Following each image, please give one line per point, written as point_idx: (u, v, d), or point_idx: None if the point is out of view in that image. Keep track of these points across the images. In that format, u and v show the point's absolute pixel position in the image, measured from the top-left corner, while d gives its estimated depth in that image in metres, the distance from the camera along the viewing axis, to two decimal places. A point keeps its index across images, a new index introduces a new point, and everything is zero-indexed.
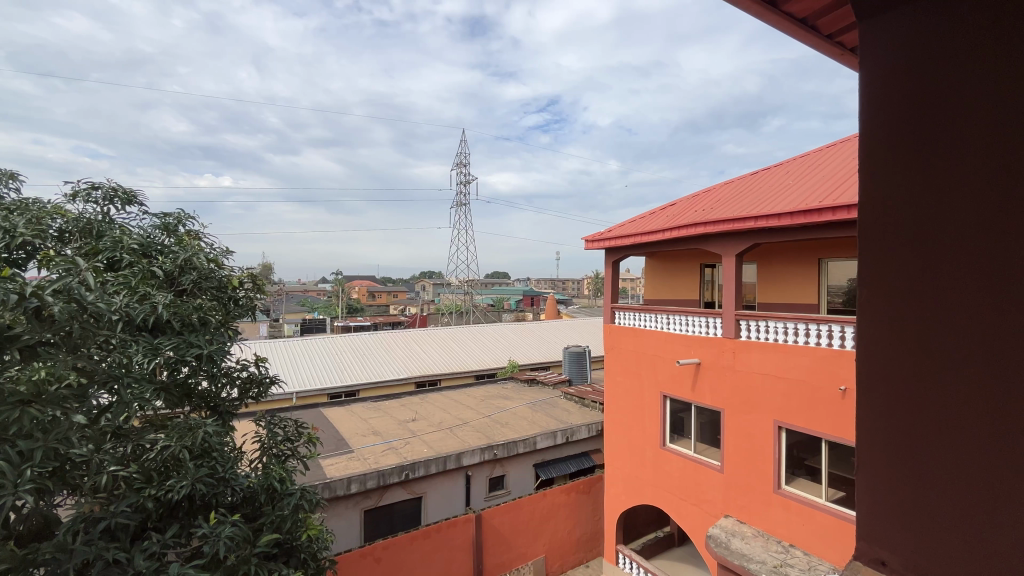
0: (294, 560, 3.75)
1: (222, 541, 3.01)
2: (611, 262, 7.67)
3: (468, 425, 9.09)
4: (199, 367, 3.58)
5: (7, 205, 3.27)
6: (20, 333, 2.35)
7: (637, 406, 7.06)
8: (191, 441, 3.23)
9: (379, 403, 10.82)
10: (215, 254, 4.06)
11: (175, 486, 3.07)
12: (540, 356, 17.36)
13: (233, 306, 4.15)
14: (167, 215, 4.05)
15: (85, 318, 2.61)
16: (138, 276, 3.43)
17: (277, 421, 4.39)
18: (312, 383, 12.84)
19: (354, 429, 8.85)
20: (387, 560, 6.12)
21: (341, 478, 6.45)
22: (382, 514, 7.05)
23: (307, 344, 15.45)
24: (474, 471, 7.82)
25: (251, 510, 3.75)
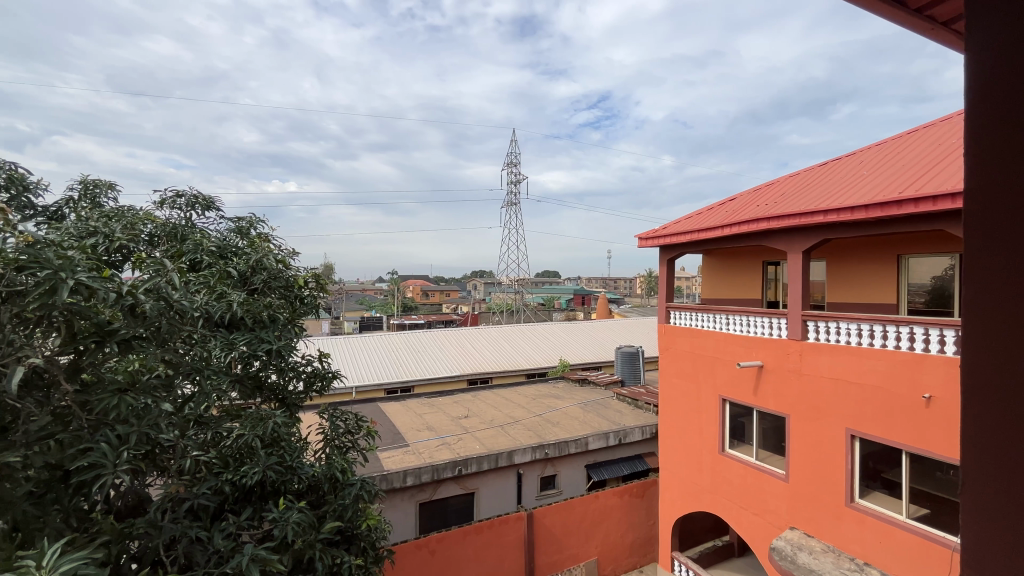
0: (355, 548, 3.93)
1: (290, 526, 3.18)
2: (666, 261, 7.44)
3: (519, 423, 9.13)
4: (269, 362, 3.82)
5: (108, 213, 3.65)
6: (119, 328, 2.54)
7: (694, 409, 6.81)
8: (262, 430, 3.47)
9: (432, 399, 11.10)
10: (282, 255, 4.31)
11: (248, 472, 3.29)
12: (592, 355, 17.14)
13: (299, 305, 4.39)
14: (241, 219, 4.36)
15: (172, 314, 2.83)
16: (215, 276, 3.71)
17: (339, 414, 4.58)
18: (371, 378, 13.40)
19: (410, 423, 9.14)
20: (441, 553, 6.26)
21: (397, 471, 6.67)
22: (436, 508, 7.22)
23: (366, 340, 16.13)
24: (526, 470, 7.84)
25: (315, 498, 3.96)
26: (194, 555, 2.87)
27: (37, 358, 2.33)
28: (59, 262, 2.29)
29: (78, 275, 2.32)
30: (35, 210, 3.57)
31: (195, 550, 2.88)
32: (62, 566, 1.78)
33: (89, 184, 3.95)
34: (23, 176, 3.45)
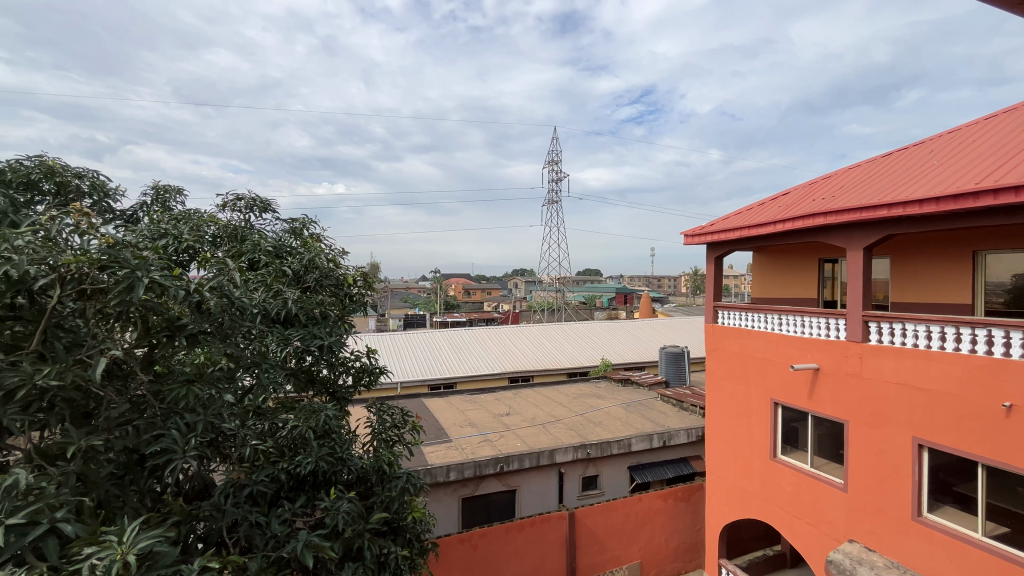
0: (401, 538, 4.05)
1: (340, 515, 3.30)
2: (714, 259, 7.19)
3: (560, 422, 9.09)
4: (321, 357, 3.99)
5: (177, 216, 3.92)
6: (187, 323, 2.73)
7: (743, 412, 6.56)
8: (315, 422, 3.62)
9: (474, 396, 11.24)
10: (333, 255, 4.48)
11: (302, 461, 3.43)
12: (635, 355, 16.81)
13: (348, 302, 4.55)
14: (294, 220, 4.56)
15: (233, 311, 2.99)
16: (272, 275, 3.90)
17: (386, 408, 4.70)
18: (415, 374, 13.72)
19: (452, 420, 9.29)
20: (483, 547, 6.34)
21: (440, 465, 6.80)
22: (478, 503, 7.32)
23: (410, 337, 16.51)
24: (568, 469, 7.80)
25: (363, 489, 4.08)
26: (254, 538, 3.03)
27: (117, 350, 2.53)
28: (135, 262, 2.47)
29: (152, 274, 2.49)
30: (113, 214, 3.88)
31: (255, 533, 3.05)
32: (140, 543, 1.92)
33: (159, 190, 4.25)
34: (103, 182, 3.76)
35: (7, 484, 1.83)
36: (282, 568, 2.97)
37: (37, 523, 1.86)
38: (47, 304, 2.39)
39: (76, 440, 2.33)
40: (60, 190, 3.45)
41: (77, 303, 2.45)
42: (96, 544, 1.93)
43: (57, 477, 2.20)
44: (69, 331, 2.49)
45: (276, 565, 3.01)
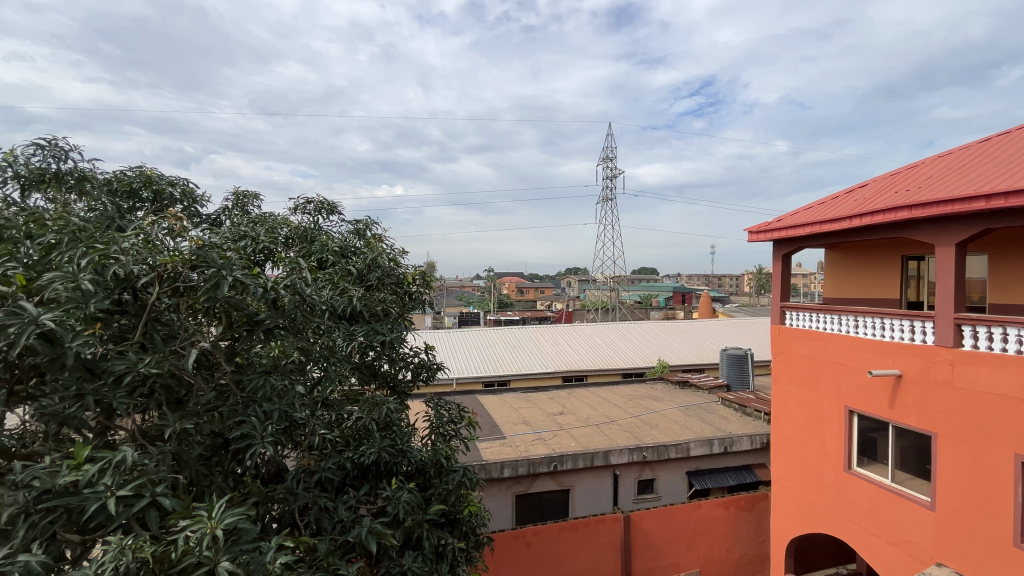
0: (458, 531, 4.15)
1: (401, 504, 3.43)
2: (781, 257, 6.81)
3: (615, 423, 8.95)
4: (382, 352, 4.16)
5: (255, 219, 4.23)
6: (265, 318, 2.95)
7: (814, 420, 6.15)
8: (378, 414, 3.78)
9: (528, 394, 11.31)
10: (394, 254, 4.65)
11: (366, 451, 3.60)
12: (694, 357, 16.22)
13: (407, 300, 4.72)
14: (358, 222, 4.78)
15: (304, 307, 3.18)
16: (339, 274, 4.11)
17: (443, 404, 4.82)
18: (470, 371, 14.00)
19: (507, 417, 9.38)
20: (537, 545, 6.36)
21: (495, 461, 6.90)
22: (532, 500, 7.35)
23: (465, 335, 16.84)
24: (623, 471, 7.66)
25: (422, 481, 4.21)
26: (323, 521, 3.22)
27: (206, 342, 2.78)
28: (221, 262, 2.69)
29: (235, 273, 2.70)
30: (200, 218, 4.23)
31: (324, 517, 3.23)
32: (225, 520, 2.09)
33: (239, 195, 4.59)
34: (192, 190, 4.09)
35: (117, 460, 2.05)
36: (349, 552, 3.12)
37: (141, 496, 2.07)
38: (147, 300, 2.65)
39: (171, 424, 2.58)
40: (155, 198, 3.81)
41: (172, 299, 2.70)
42: (189, 519, 2.12)
43: (156, 456, 2.44)
44: (165, 324, 2.75)
45: (343, 548, 3.18)
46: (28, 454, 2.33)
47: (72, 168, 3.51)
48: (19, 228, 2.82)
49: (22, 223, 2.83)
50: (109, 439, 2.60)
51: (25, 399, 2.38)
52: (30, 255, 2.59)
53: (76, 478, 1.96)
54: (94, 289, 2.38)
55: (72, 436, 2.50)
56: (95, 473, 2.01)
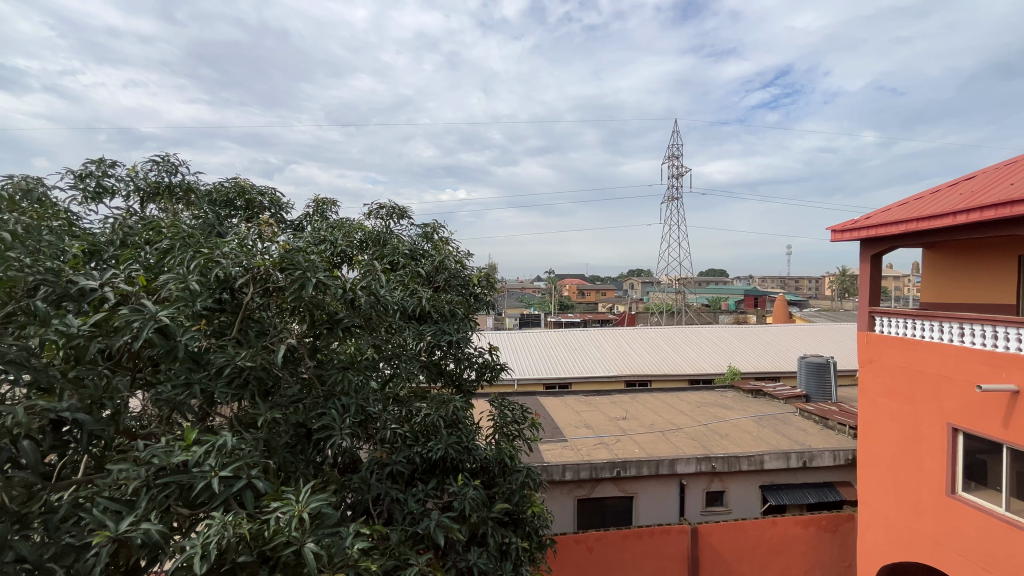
0: (521, 531, 4.20)
1: (467, 501, 3.50)
2: (870, 258, 6.27)
3: (681, 431, 8.63)
4: (448, 352, 4.30)
5: (334, 224, 4.52)
6: (343, 318, 3.14)
7: (910, 437, 5.58)
8: (445, 412, 3.89)
9: (589, 398, 11.18)
10: (460, 257, 4.78)
11: (434, 447, 3.73)
12: (767, 364, 15.27)
13: (473, 302, 4.85)
14: (426, 225, 4.96)
15: (378, 308, 3.34)
16: (409, 276, 4.29)
17: (507, 404, 4.88)
18: (531, 372, 14.07)
19: (568, 419, 9.34)
20: (599, 551, 6.27)
21: (557, 464, 6.88)
22: (594, 505, 7.25)
23: (526, 336, 16.95)
24: (690, 481, 7.36)
25: (487, 478, 4.28)
26: (395, 512, 3.37)
27: (292, 339, 3.01)
28: (306, 265, 2.90)
29: (318, 274, 2.91)
30: (285, 223, 4.58)
31: (395, 508, 3.38)
32: (311, 504, 2.25)
33: (318, 203, 4.92)
34: (279, 198, 4.43)
35: (219, 444, 2.27)
36: (418, 543, 3.24)
37: (238, 478, 2.27)
38: (242, 299, 2.91)
39: (263, 413, 2.81)
40: (248, 206, 4.17)
41: (263, 298, 2.95)
42: (279, 501, 2.30)
43: (251, 441, 2.67)
44: (258, 321, 3.01)
45: (413, 539, 3.30)
46: (146, 435, 2.63)
47: (180, 181, 3.94)
48: (139, 236, 3.21)
49: (143, 232, 3.22)
50: (211, 424, 2.88)
51: (144, 386, 2.69)
52: (149, 259, 2.93)
53: (185, 459, 2.19)
54: (199, 289, 2.65)
55: (180, 421, 2.79)
56: (202, 455, 2.24)
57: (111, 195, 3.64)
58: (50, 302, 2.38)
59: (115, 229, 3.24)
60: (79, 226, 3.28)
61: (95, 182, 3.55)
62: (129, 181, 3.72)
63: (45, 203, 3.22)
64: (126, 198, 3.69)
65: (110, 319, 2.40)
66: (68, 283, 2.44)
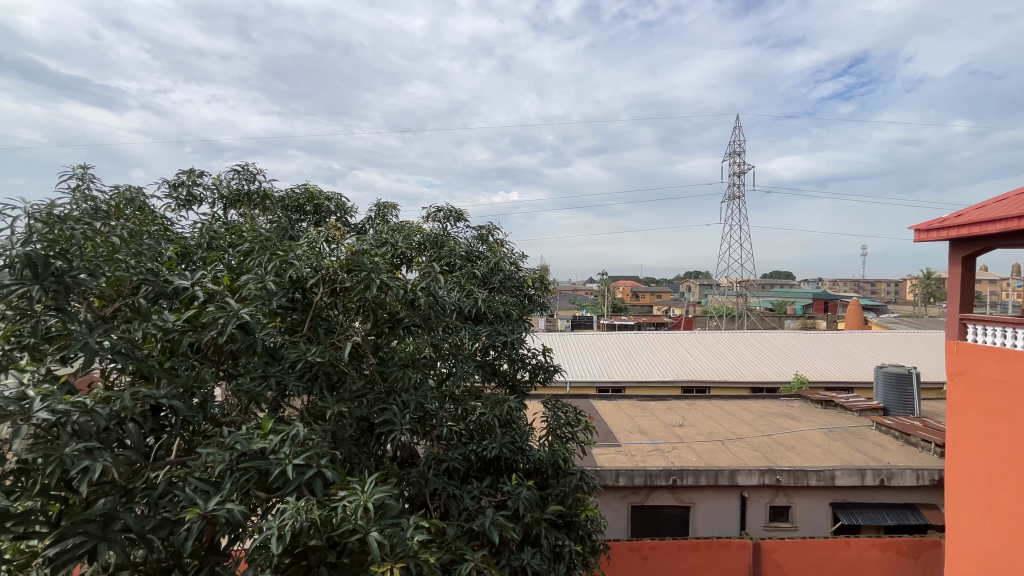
0: (575, 534, 4.18)
1: (521, 500, 3.53)
2: (961, 259, 5.72)
3: (742, 441, 8.24)
4: (503, 352, 4.35)
5: (395, 227, 4.70)
6: (403, 317, 3.25)
7: (1008, 459, 5.02)
8: (499, 411, 3.94)
9: (644, 403, 10.92)
10: (514, 259, 4.83)
11: (489, 445, 3.78)
12: (840, 373, 14.25)
13: (527, 303, 4.90)
14: (482, 227, 5.04)
15: (436, 308, 3.43)
16: (466, 277, 4.38)
17: (560, 406, 4.87)
18: (584, 375, 13.95)
19: (622, 424, 9.17)
20: (654, 561, 6.11)
21: (610, 469, 6.78)
22: (648, 513, 7.07)
23: (579, 338, 16.81)
24: (752, 494, 7.02)
25: (540, 479, 4.29)
26: (452, 507, 3.44)
27: (357, 337, 3.16)
28: (371, 266, 3.05)
29: (381, 276, 3.03)
30: (351, 227, 4.82)
31: (452, 503, 3.45)
32: (375, 494, 2.35)
33: (380, 207, 5.13)
34: (344, 203, 4.66)
35: (292, 434, 2.41)
36: (473, 539, 3.30)
37: (310, 466, 2.41)
38: (312, 299, 3.10)
39: (330, 407, 2.97)
40: (316, 211, 4.41)
41: (331, 298, 3.12)
42: (346, 490, 2.42)
43: (321, 432, 2.84)
44: (326, 319, 3.19)
45: (469, 535, 3.36)
46: (228, 422, 2.85)
47: (257, 188, 4.24)
48: (223, 239, 3.49)
49: (227, 236, 3.50)
50: (284, 415, 3.08)
51: (226, 377, 2.92)
52: (232, 261, 3.18)
53: (264, 446, 2.36)
54: (275, 289, 2.85)
55: (257, 410, 3.01)
56: (277, 443, 2.40)
57: (199, 202, 3.99)
58: (149, 300, 2.64)
59: (204, 233, 3.55)
60: (174, 230, 3.62)
61: (187, 190, 3.90)
62: (215, 190, 4.06)
63: (146, 210, 3.59)
64: (212, 205, 4.04)
65: (199, 315, 2.63)
66: (164, 282, 2.69)
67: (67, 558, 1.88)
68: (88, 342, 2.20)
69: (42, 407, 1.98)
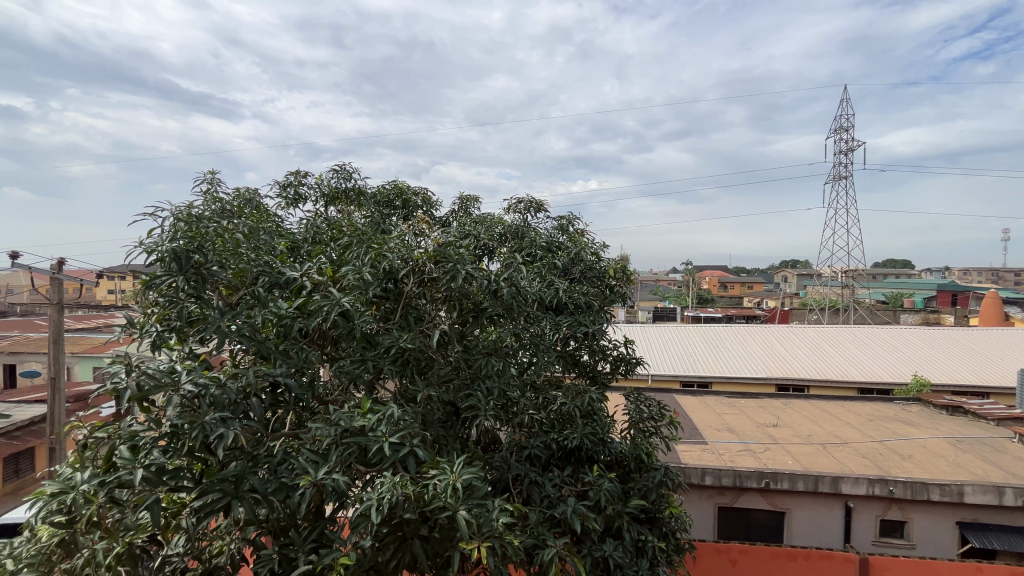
0: (658, 531, 4.09)
1: (603, 492, 3.52)
2: None
3: (847, 446, 7.51)
4: (584, 342, 4.32)
5: (478, 218, 4.83)
6: (487, 307, 3.34)
7: None
8: (580, 402, 3.93)
9: (733, 400, 10.32)
10: (595, 249, 4.75)
11: (570, 436, 3.79)
12: (972, 376, 12.43)
13: (609, 293, 4.83)
14: (562, 218, 5.02)
15: (518, 298, 3.47)
16: (547, 268, 4.40)
17: (643, 399, 4.75)
18: (667, 369, 13.47)
19: (708, 422, 8.74)
20: (743, 566, 5.79)
21: (695, 466, 6.52)
22: (738, 516, 6.69)
23: (661, 330, 16.24)
24: (858, 505, 6.39)
25: (622, 473, 4.24)
26: (534, 494, 3.50)
27: (444, 326, 3.31)
28: (456, 257, 3.18)
29: (467, 267, 3.16)
30: (436, 220, 5.04)
31: (535, 490, 3.51)
32: (463, 475, 2.46)
33: (463, 200, 5.29)
34: (430, 197, 4.86)
35: (388, 414, 2.60)
36: (555, 526, 3.34)
37: (403, 445, 2.58)
38: (403, 289, 3.29)
39: (421, 391, 3.15)
40: (405, 206, 4.65)
41: (420, 288, 3.29)
42: (436, 469, 2.56)
43: (413, 414, 3.02)
44: (416, 308, 3.37)
45: (551, 522, 3.40)
46: (332, 400, 3.12)
47: (354, 185, 4.56)
48: (326, 234, 3.81)
49: (329, 231, 3.81)
50: (379, 396, 3.31)
51: (329, 359, 3.19)
52: (333, 253, 3.47)
53: (363, 424, 2.57)
54: (371, 279, 3.06)
55: (356, 391, 3.26)
56: (376, 422, 2.60)
57: (304, 200, 4.38)
58: (266, 289, 2.96)
59: (309, 229, 3.89)
60: (285, 227, 4.02)
61: (294, 190, 4.30)
62: (317, 189, 4.43)
63: (261, 208, 4.01)
64: (315, 203, 4.42)
65: (308, 303, 2.91)
66: (279, 273, 3.00)
67: (210, 511, 2.20)
68: (221, 325, 2.55)
69: (187, 381, 2.32)
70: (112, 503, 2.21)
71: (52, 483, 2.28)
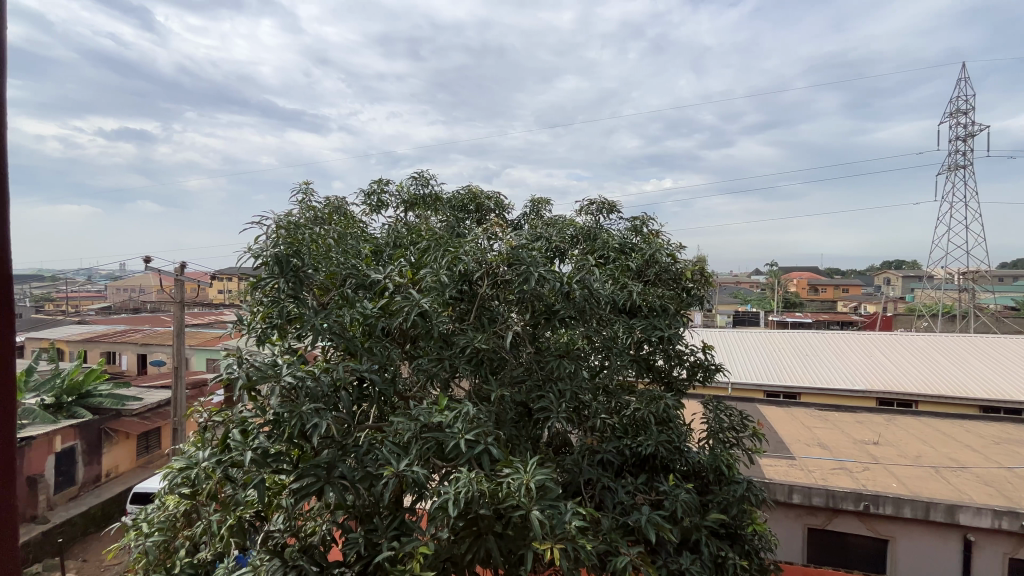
0: (739, 547, 3.86)
1: (679, 503, 3.39)
2: None
3: (967, 471, 6.64)
4: (658, 346, 4.19)
5: (550, 221, 4.85)
6: (558, 308, 3.35)
7: None
8: (655, 408, 3.81)
9: (826, 413, 9.48)
10: (671, 250, 4.59)
11: (644, 442, 3.68)
12: None
13: (685, 296, 4.63)
14: (635, 218, 4.90)
15: (591, 300, 3.45)
16: (620, 270, 4.32)
17: (723, 408, 4.50)
18: (748, 377, 12.66)
19: (796, 435, 8.11)
20: None
21: (781, 483, 6.07)
22: (832, 540, 6.14)
23: (743, 336, 15.29)
24: (980, 538, 5.62)
25: (700, 484, 4.06)
26: (607, 499, 3.44)
27: (516, 327, 3.36)
28: (529, 260, 3.24)
29: (540, 269, 3.20)
30: (509, 223, 5.12)
31: (607, 495, 3.45)
32: (536, 475, 2.49)
33: (535, 203, 5.33)
34: (502, 201, 4.95)
35: (464, 412, 2.69)
36: (628, 534, 3.26)
37: (478, 442, 2.64)
38: (478, 291, 3.38)
39: (494, 390, 3.22)
40: (479, 210, 4.78)
41: (494, 290, 3.37)
42: (510, 468, 2.61)
43: (487, 412, 3.10)
44: (490, 309, 3.45)
45: (624, 529, 3.33)
46: (411, 396, 3.28)
47: (430, 191, 4.76)
48: (405, 238, 4.01)
49: (408, 235, 4.01)
50: (455, 394, 3.42)
51: (408, 357, 3.35)
52: (413, 256, 3.64)
53: (441, 420, 2.68)
54: (448, 281, 3.18)
55: (433, 389, 3.38)
56: (452, 419, 2.71)
57: (386, 207, 4.64)
58: (353, 289, 3.19)
59: (390, 234, 4.12)
60: (369, 231, 4.28)
61: (377, 197, 4.58)
62: (398, 195, 4.68)
63: (348, 215, 4.31)
64: (396, 209, 4.66)
65: (390, 304, 3.08)
66: (364, 275, 3.22)
67: (305, 493, 2.40)
68: (315, 323, 2.77)
69: (287, 372, 2.55)
70: (227, 480, 2.49)
71: (179, 458, 2.61)
